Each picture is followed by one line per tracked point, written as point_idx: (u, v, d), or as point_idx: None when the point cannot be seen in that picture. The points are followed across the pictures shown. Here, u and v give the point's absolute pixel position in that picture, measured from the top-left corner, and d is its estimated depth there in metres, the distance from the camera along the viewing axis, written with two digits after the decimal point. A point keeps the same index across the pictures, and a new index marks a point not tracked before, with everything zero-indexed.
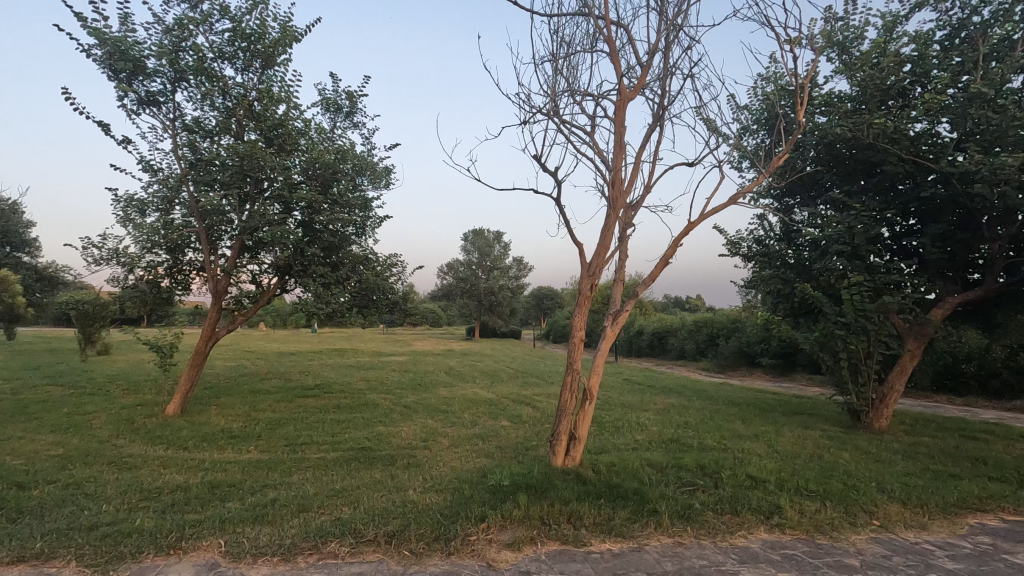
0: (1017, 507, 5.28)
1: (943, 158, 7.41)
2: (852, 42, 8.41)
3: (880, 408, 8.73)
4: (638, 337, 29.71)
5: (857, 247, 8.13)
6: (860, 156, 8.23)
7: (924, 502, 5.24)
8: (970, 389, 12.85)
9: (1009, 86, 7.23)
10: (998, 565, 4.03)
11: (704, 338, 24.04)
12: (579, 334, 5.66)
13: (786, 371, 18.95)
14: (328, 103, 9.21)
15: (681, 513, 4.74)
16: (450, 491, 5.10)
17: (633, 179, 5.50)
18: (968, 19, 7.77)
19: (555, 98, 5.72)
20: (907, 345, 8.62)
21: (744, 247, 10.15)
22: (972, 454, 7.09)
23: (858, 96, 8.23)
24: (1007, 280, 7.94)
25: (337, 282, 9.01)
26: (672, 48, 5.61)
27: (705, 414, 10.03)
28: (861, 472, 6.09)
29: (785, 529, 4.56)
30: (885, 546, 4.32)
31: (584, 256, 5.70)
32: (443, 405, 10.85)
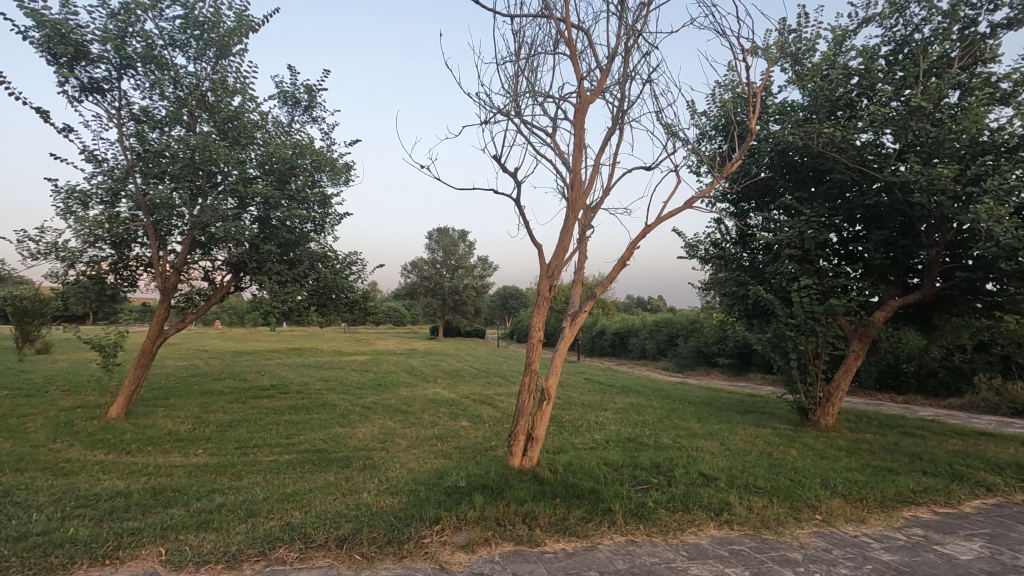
0: (947, 500, 5.59)
1: (886, 167, 7.76)
2: (804, 53, 8.71)
3: (826, 406, 9.09)
4: (600, 336, 30.14)
5: (806, 251, 8.44)
6: (811, 163, 8.54)
7: (864, 496, 5.48)
8: (911, 387, 13.51)
9: (947, 101, 7.64)
10: (929, 556, 4.24)
11: (664, 338, 24.54)
12: (538, 334, 5.67)
13: (741, 370, 19.53)
14: (286, 96, 8.99)
15: (634, 511, 4.82)
16: (406, 494, 5.03)
17: (593, 181, 5.55)
18: (911, 36, 8.17)
19: (516, 99, 5.72)
20: (852, 346, 8.99)
21: (701, 249, 10.38)
22: (909, 450, 7.47)
23: (809, 106, 8.52)
24: (943, 284, 8.38)
25: (295, 280, 8.79)
26: (631, 53, 5.69)
27: (662, 413, 10.23)
28: (806, 468, 6.32)
29: (733, 525, 4.69)
30: (827, 540, 4.50)
31: (543, 257, 5.72)
32: (403, 405, 10.72)
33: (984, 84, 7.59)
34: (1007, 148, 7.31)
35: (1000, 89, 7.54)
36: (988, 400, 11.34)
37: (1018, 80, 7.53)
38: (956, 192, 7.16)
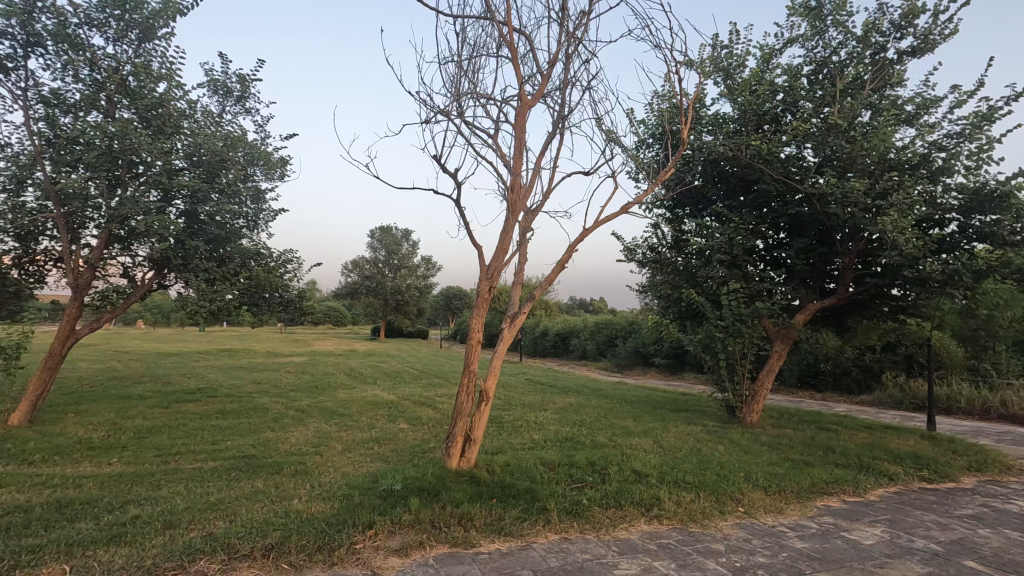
0: (855, 490, 6.04)
1: (807, 179, 8.28)
2: (735, 68, 9.17)
3: (751, 404, 9.58)
4: (543, 337, 30.50)
5: (735, 257, 8.88)
6: (740, 174, 8.99)
7: (783, 488, 5.83)
8: (828, 385, 14.47)
9: (859, 119, 8.25)
10: (837, 542, 4.57)
11: (604, 339, 25.15)
12: (476, 335, 5.67)
13: (676, 370, 20.29)
14: (216, 85, 8.57)
15: (569, 509, 4.92)
16: (339, 499, 4.90)
17: (532, 184, 5.61)
18: (829, 58, 8.77)
19: (457, 99, 5.71)
20: (776, 347, 9.52)
21: (639, 253, 10.69)
22: (823, 443, 8.00)
23: (738, 119, 8.98)
24: (856, 289, 9.02)
25: (225, 278, 8.38)
26: (571, 60, 5.80)
27: (600, 412, 10.47)
28: (731, 463, 6.65)
29: (662, 520, 4.87)
30: (747, 531, 4.75)
31: (484, 257, 5.73)
32: (340, 408, 10.44)
33: (891, 106, 8.25)
34: (910, 165, 7.98)
35: (905, 112, 8.22)
36: (893, 396, 12.33)
37: (920, 104, 8.24)
38: (866, 205, 7.74)
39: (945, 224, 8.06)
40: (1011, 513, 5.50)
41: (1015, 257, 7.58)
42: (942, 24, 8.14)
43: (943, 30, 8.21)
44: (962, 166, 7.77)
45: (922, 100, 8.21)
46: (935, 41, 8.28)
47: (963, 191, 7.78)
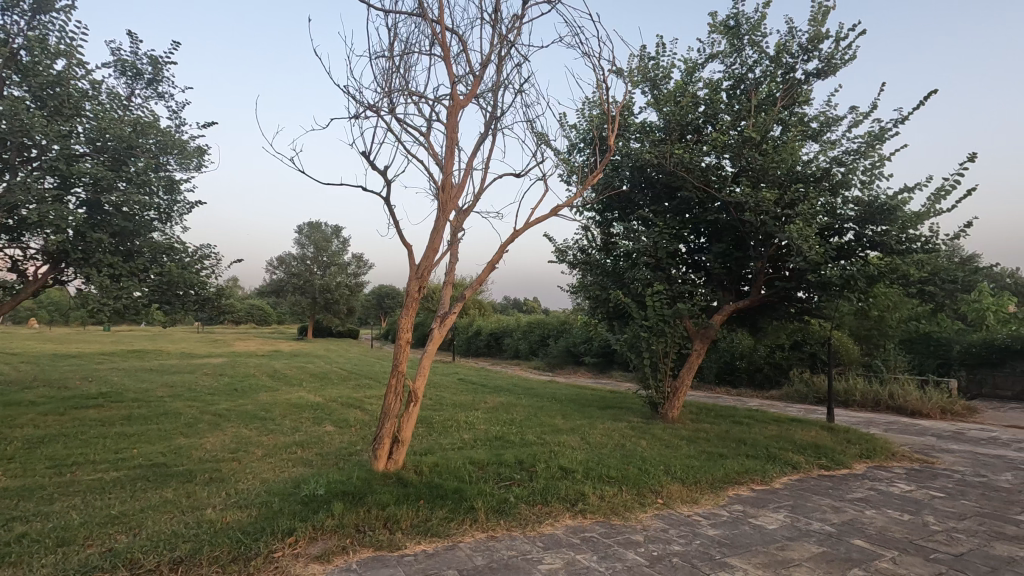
0: (762, 479, 6.49)
1: (724, 188, 8.78)
2: (661, 79, 9.57)
3: (673, 400, 10.06)
4: (476, 337, 30.53)
5: (660, 260, 9.28)
6: (664, 180, 9.40)
7: (698, 479, 6.17)
8: (742, 381, 15.43)
9: (771, 134, 8.86)
10: (744, 528, 4.90)
11: (536, 339, 25.53)
12: (405, 336, 5.59)
13: (605, 368, 20.90)
14: (124, 66, 7.95)
15: (497, 507, 4.97)
16: (257, 506, 4.69)
17: (464, 184, 5.61)
18: (745, 75, 9.35)
19: (388, 96, 5.62)
20: (696, 346, 10.02)
21: (570, 255, 10.92)
22: (736, 436, 8.54)
23: (664, 128, 9.38)
24: (766, 292, 9.67)
25: (132, 274, 7.76)
26: (504, 62, 5.86)
27: (530, 411, 10.62)
28: (653, 457, 6.96)
29: (586, 514, 5.03)
30: (665, 521, 5.00)
31: (413, 257, 5.67)
32: (261, 411, 9.99)
33: (799, 123, 8.93)
34: (814, 178, 8.67)
35: (811, 129, 8.91)
36: (799, 391, 13.33)
37: (823, 122, 8.96)
38: (776, 214, 8.32)
39: (844, 233, 8.80)
40: (893, 494, 6.11)
41: (901, 264, 8.41)
42: (843, 50, 8.89)
43: (843, 55, 8.98)
44: (857, 180, 8.53)
45: (825, 118, 8.93)
46: (837, 65, 9.03)
47: (859, 203, 8.55)
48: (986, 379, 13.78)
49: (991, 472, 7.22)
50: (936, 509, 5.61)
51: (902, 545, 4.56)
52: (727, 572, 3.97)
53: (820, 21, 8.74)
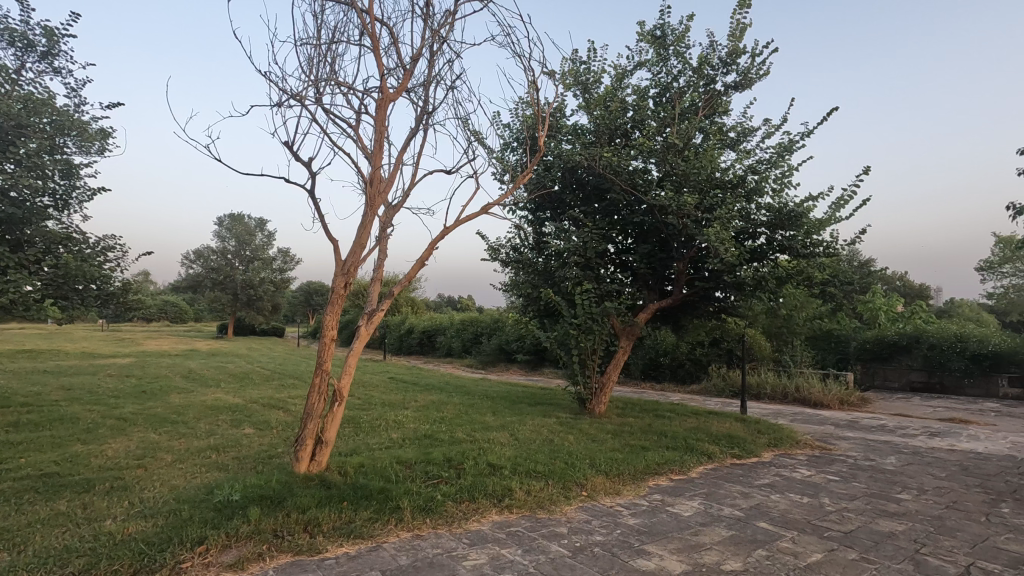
0: (680, 469, 6.83)
1: (649, 192, 9.14)
2: (592, 83, 9.81)
3: (600, 396, 10.36)
4: (409, 335, 30.07)
5: (589, 259, 9.53)
6: (594, 182, 9.65)
7: (621, 471, 6.40)
8: (665, 376, 16.12)
9: (693, 141, 9.32)
10: (662, 516, 5.14)
11: (469, 337, 25.51)
12: (330, 334, 5.41)
13: (537, 365, 21.21)
14: (12, 35, 7.18)
15: (423, 506, 4.93)
16: (165, 515, 4.40)
17: (392, 179, 5.50)
18: (671, 84, 9.77)
19: (313, 85, 5.43)
20: (622, 343, 10.35)
21: (502, 253, 10.98)
22: (658, 429, 8.93)
23: (594, 131, 9.64)
24: (688, 291, 10.15)
25: (21, 266, 7.02)
26: (435, 58, 5.81)
27: (461, 408, 10.60)
28: (579, 451, 7.14)
29: (512, 509, 5.09)
30: (588, 512, 5.16)
31: (339, 252, 5.50)
32: (173, 414, 9.36)
33: (718, 132, 9.44)
34: (731, 184, 9.20)
35: (729, 138, 9.45)
36: (716, 385, 14.13)
37: (740, 132, 9.53)
38: (697, 217, 8.76)
39: (757, 237, 9.38)
40: (795, 479, 6.61)
41: (806, 266, 9.10)
42: (758, 65, 9.49)
43: (758, 70, 9.58)
44: (769, 188, 9.14)
45: (741, 128, 9.50)
46: (753, 79, 9.63)
47: (770, 210, 9.15)
48: (876, 371, 15.18)
49: (879, 456, 7.97)
50: (831, 491, 6.12)
51: (801, 525, 4.95)
52: (644, 558, 4.15)
53: (738, 37, 9.28)
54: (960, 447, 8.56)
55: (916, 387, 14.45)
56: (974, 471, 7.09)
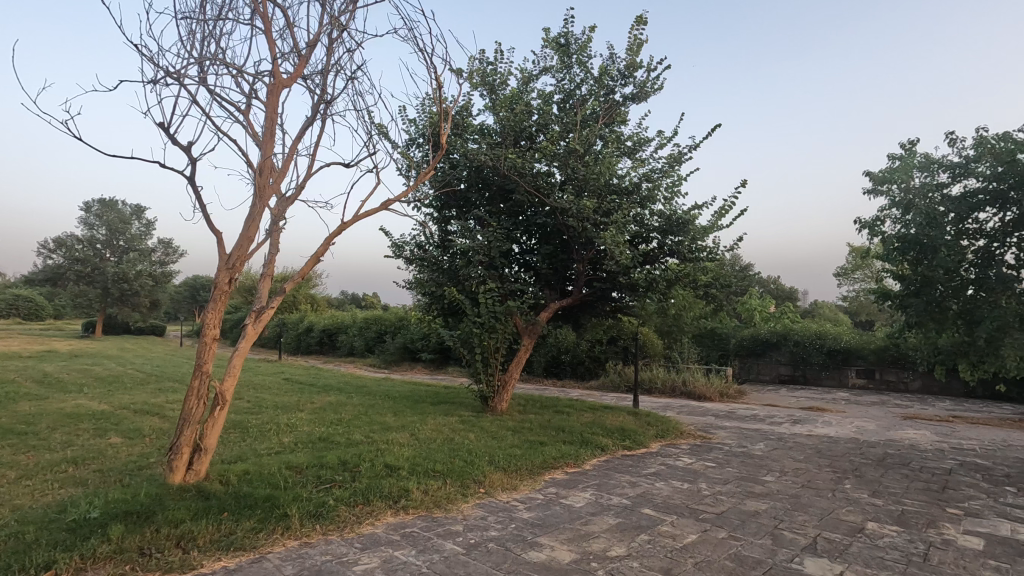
0: (575, 462, 7.11)
1: (552, 194, 9.39)
2: (498, 85, 9.91)
3: (502, 393, 10.51)
4: (307, 334, 28.66)
5: (492, 259, 9.61)
6: (499, 182, 9.73)
7: (518, 467, 6.54)
8: (566, 373, 16.68)
9: (593, 148, 9.71)
10: (556, 508, 5.32)
11: (373, 335, 24.76)
12: (212, 333, 5.00)
13: (442, 365, 21.07)
14: None
15: (312, 512, 4.73)
16: (3, 539, 3.87)
17: (285, 170, 5.20)
18: (574, 91, 10.12)
19: (195, 63, 5.00)
20: (524, 341, 10.56)
21: (407, 250, 10.79)
22: (556, 424, 9.22)
23: (499, 132, 9.75)
24: (587, 291, 10.56)
25: None
26: (334, 45, 5.58)
27: (360, 409, 10.28)
28: (478, 449, 7.19)
29: (409, 510, 5.04)
30: (484, 509, 5.22)
31: (224, 245, 5.10)
32: (20, 424, 8.21)
33: (616, 140, 9.92)
34: (627, 191, 9.69)
35: (626, 146, 9.95)
36: (612, 381, 14.88)
37: (636, 141, 10.08)
38: (595, 221, 9.15)
39: (649, 241, 9.95)
40: (678, 467, 7.13)
41: (692, 270, 9.82)
42: (653, 79, 10.09)
43: (653, 84, 10.19)
44: (660, 195, 9.72)
45: (637, 138, 10.05)
46: (648, 92, 10.22)
47: (662, 216, 9.75)
48: (752, 366, 16.63)
49: (749, 443, 8.80)
50: (708, 477, 6.68)
51: (680, 510, 5.35)
52: (536, 550, 4.28)
53: (635, 51, 9.81)
54: (816, 432, 9.67)
55: (783, 379, 16.13)
56: (825, 453, 8.05)
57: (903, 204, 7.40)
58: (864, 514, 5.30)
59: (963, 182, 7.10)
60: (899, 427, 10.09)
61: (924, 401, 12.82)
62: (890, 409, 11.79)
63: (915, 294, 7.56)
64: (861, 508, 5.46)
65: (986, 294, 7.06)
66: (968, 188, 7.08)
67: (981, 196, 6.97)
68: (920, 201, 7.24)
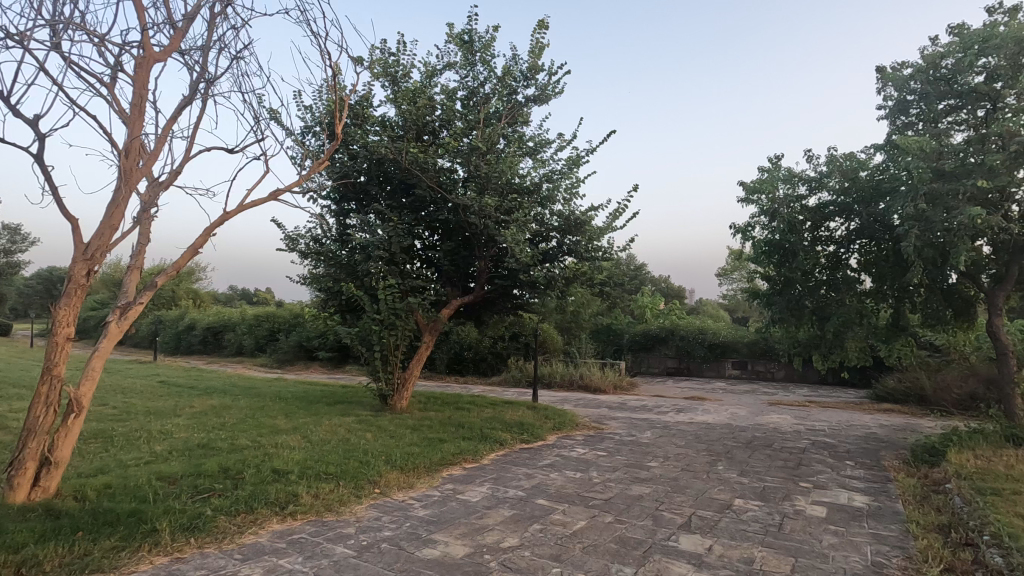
0: (472, 457, 7.16)
1: (454, 191, 9.38)
2: (400, 76, 9.70)
3: (401, 391, 10.33)
4: (189, 332, 26.28)
5: (393, 255, 9.42)
6: (400, 177, 9.55)
7: (416, 465, 6.47)
8: (469, 369, 16.75)
9: (496, 146, 9.80)
10: (452, 504, 5.34)
11: (265, 333, 23.23)
12: (65, 331, 4.43)
13: (340, 363, 20.29)
14: None
15: (186, 525, 4.36)
16: None
17: (156, 151, 4.72)
18: (477, 89, 10.15)
19: (44, 26, 4.41)
20: (425, 338, 10.44)
21: (301, 243, 10.23)
22: (457, 421, 9.22)
23: (401, 125, 9.54)
24: (488, 289, 10.65)
25: None
26: (216, 20, 5.16)
27: (247, 412, 9.63)
28: (376, 448, 7.01)
29: (296, 515, 4.81)
30: (379, 509, 5.12)
31: (80, 233, 4.53)
32: None
33: (518, 140, 10.08)
34: (528, 190, 9.88)
35: (528, 146, 10.15)
36: (514, 376, 15.16)
37: (537, 142, 10.32)
38: (496, 218, 9.27)
39: (549, 240, 10.23)
40: (571, 458, 7.43)
41: (589, 269, 10.23)
42: (553, 82, 10.38)
43: (554, 87, 10.49)
44: (559, 196, 10.02)
45: (538, 139, 10.30)
46: (549, 95, 10.51)
47: (561, 216, 10.09)
48: (643, 360, 17.69)
49: (638, 431, 9.38)
50: (598, 465, 7.03)
51: (571, 498, 5.58)
52: (431, 547, 4.27)
53: (537, 54, 10.05)
54: (696, 419, 10.51)
55: (671, 371, 17.34)
56: (703, 438, 8.78)
57: (770, 212, 8.15)
58: (733, 492, 5.85)
59: (817, 194, 8.02)
60: (766, 412, 11.24)
61: (787, 388, 14.39)
62: (759, 397, 13.11)
63: (779, 293, 8.43)
64: (730, 487, 6.03)
65: (835, 294, 8.03)
66: (822, 200, 8.02)
67: (831, 207, 7.94)
68: (784, 209, 8.02)
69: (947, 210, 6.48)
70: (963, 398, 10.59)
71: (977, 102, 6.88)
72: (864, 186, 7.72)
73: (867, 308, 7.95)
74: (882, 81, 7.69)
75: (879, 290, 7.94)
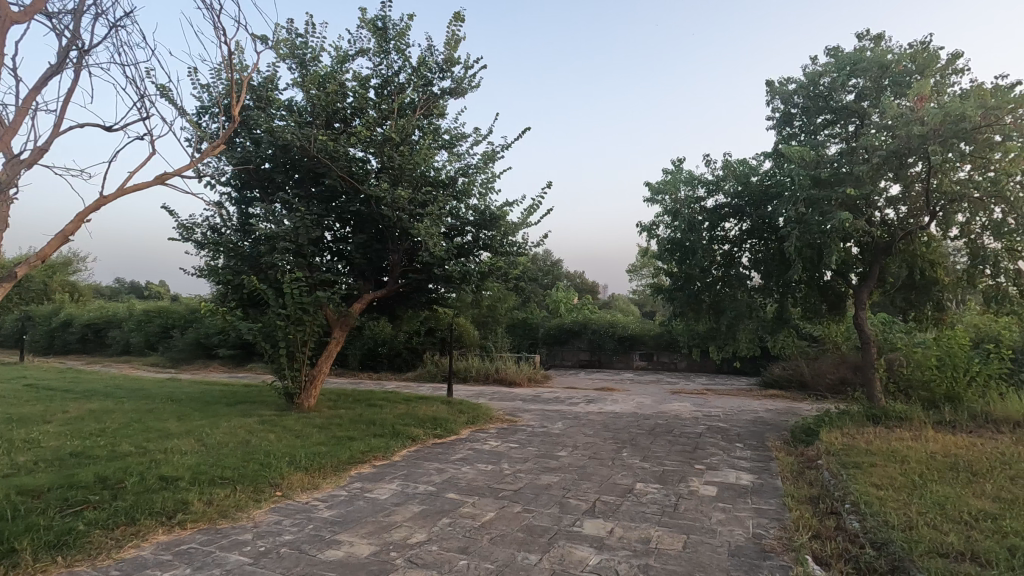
0: (383, 455, 7.01)
1: (366, 182, 9.09)
2: (309, 60, 9.23)
3: (309, 389, 9.89)
4: (65, 330, 23.58)
5: (301, 247, 8.96)
6: (307, 164, 9.11)
7: (322, 465, 6.23)
8: (383, 366, 16.43)
9: (411, 138, 9.61)
10: (359, 503, 5.20)
11: (156, 330, 21.33)
12: None
13: (243, 361, 19.10)
14: None
15: (53, 542, 3.92)
16: None
17: (13, 125, 4.13)
18: (392, 78, 9.89)
19: None
20: (335, 334, 10.05)
21: (197, 233, 9.48)
22: (368, 418, 8.99)
23: (309, 111, 9.11)
24: (402, 283, 10.43)
25: None
26: None
27: (133, 416, 8.83)
28: (278, 450, 6.66)
29: (186, 524, 4.48)
30: (279, 513, 4.88)
31: None
32: None
33: (433, 132, 9.94)
34: (442, 183, 9.78)
35: (443, 139, 10.05)
36: (429, 371, 15.01)
37: (452, 136, 10.24)
38: (409, 211, 9.10)
39: (464, 234, 10.19)
40: (484, 451, 7.49)
41: (505, 263, 10.29)
42: (469, 77, 10.34)
43: (470, 81, 10.44)
44: (474, 190, 10.02)
45: (454, 132, 10.22)
46: (465, 89, 10.45)
47: (476, 210, 10.10)
48: (557, 353, 18.13)
49: (550, 422, 9.62)
50: (510, 457, 7.14)
51: (481, 490, 5.62)
52: (335, 548, 4.14)
53: (453, 46, 9.95)
54: (605, 409, 10.95)
55: (583, 363, 17.91)
56: (611, 427, 9.17)
57: (672, 212, 8.64)
58: (635, 476, 6.17)
59: (714, 197, 8.60)
60: (668, 401, 11.94)
61: (688, 378, 15.33)
62: (663, 386, 13.89)
63: (680, 289, 8.95)
64: (632, 472, 6.35)
65: (729, 289, 8.67)
66: (718, 203, 8.61)
67: (726, 209, 8.55)
68: (685, 210, 8.53)
69: (823, 214, 7.15)
70: (835, 382, 11.87)
71: (848, 118, 7.65)
72: (755, 190, 8.37)
73: (757, 303, 8.65)
74: (771, 94, 8.37)
75: (766, 286, 8.64)
